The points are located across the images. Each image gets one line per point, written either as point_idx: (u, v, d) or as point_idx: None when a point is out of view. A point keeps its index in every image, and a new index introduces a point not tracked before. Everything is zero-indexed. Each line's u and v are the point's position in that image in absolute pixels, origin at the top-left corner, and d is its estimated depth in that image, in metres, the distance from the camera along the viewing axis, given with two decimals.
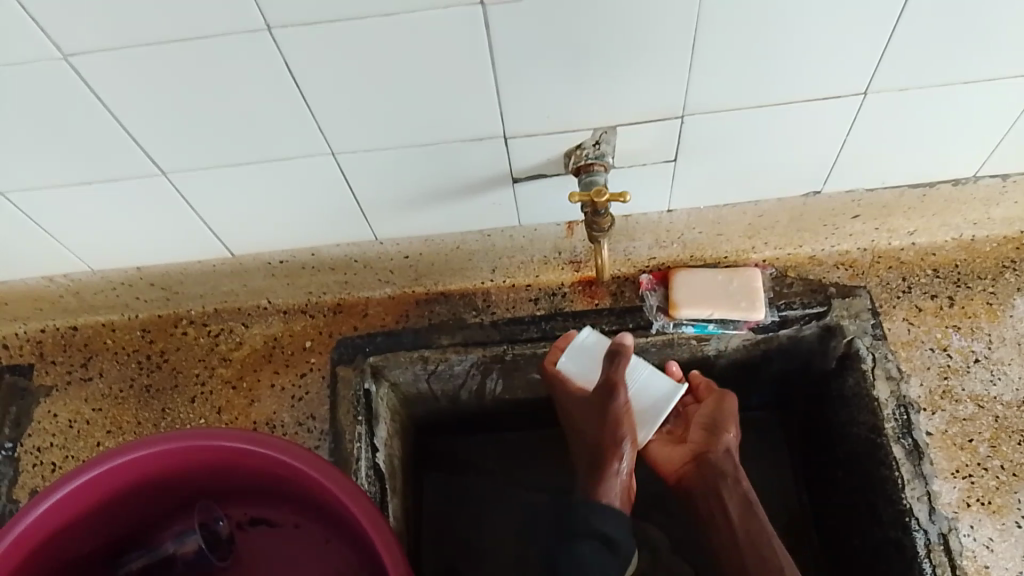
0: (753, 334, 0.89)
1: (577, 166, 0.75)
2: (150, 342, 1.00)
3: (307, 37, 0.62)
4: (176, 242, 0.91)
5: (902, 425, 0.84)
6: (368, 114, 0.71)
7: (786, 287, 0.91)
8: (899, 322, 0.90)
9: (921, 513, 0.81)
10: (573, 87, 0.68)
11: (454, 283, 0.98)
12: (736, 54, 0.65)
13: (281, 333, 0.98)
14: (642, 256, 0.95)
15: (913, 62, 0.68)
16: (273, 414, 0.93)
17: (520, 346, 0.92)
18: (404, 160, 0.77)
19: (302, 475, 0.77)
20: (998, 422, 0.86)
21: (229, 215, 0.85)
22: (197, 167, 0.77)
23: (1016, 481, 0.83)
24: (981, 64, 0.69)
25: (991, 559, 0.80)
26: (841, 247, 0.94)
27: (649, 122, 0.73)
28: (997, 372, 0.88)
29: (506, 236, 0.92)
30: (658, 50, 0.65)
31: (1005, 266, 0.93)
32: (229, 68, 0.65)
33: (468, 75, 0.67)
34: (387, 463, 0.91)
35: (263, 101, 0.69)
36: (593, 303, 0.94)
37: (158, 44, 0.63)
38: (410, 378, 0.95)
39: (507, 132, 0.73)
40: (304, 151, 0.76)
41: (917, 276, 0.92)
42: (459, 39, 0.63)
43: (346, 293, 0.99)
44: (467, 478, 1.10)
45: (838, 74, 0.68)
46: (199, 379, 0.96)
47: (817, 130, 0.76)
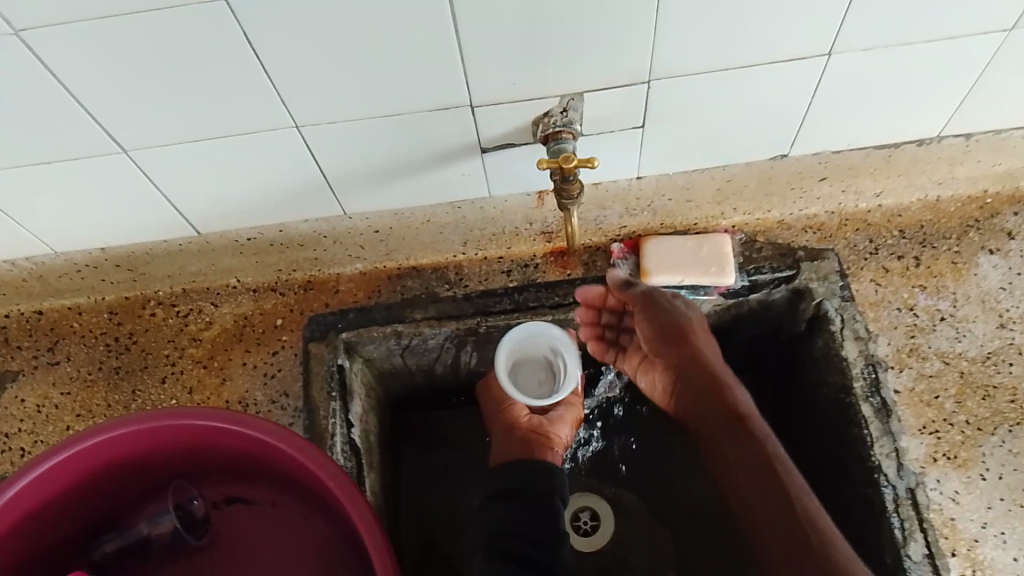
0: (724, 299, 0.90)
1: (546, 134, 0.75)
2: (118, 324, 0.98)
3: (265, 7, 0.61)
4: (139, 221, 0.89)
5: (870, 383, 0.86)
6: (330, 85, 0.69)
7: (755, 252, 0.92)
8: (867, 284, 0.91)
9: (889, 469, 0.82)
10: (538, 54, 0.68)
11: (425, 258, 0.97)
12: (702, 17, 0.65)
13: (252, 312, 0.97)
14: (613, 225, 0.94)
15: (878, 23, 0.68)
16: (246, 393, 0.93)
17: (493, 319, 0.92)
18: (369, 131, 0.76)
19: (277, 452, 0.77)
20: (964, 378, 0.88)
21: (193, 192, 0.84)
22: (157, 144, 0.76)
23: (980, 435, 0.85)
24: (944, 23, 0.69)
25: (957, 511, 0.82)
26: (809, 211, 0.94)
27: (616, 88, 0.73)
28: (962, 329, 0.89)
29: (476, 209, 0.93)
30: (623, 14, 0.64)
31: (969, 226, 0.94)
32: (185, 41, 0.64)
33: (431, 44, 0.66)
34: (361, 439, 0.90)
35: (221, 74, 0.68)
36: (565, 273, 0.94)
37: (110, 18, 0.61)
38: (384, 354, 0.95)
39: (473, 101, 0.73)
40: (266, 125, 0.74)
41: (884, 238, 0.93)
42: (421, 7, 0.62)
43: (317, 270, 0.98)
44: (440, 454, 1.10)
45: (803, 36, 0.69)
46: (169, 360, 0.95)
47: (784, 93, 0.76)
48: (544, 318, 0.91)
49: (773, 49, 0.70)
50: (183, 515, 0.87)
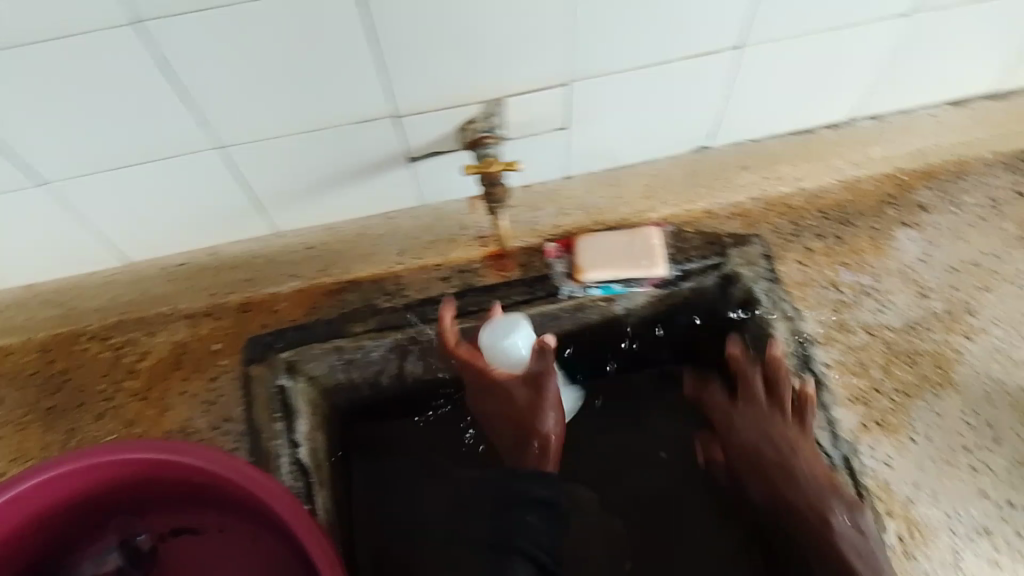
0: (657, 290, 0.94)
1: (471, 141, 0.75)
2: (49, 362, 0.95)
3: (175, 29, 0.60)
4: (63, 254, 0.86)
5: (801, 359, 0.90)
6: (251, 104, 0.69)
7: (684, 242, 0.95)
8: (793, 265, 0.94)
9: (824, 439, 0.87)
10: (457, 61, 0.69)
11: (363, 270, 0.95)
12: (614, 17, 0.67)
13: (188, 339, 0.94)
14: (546, 227, 0.95)
15: (783, 16, 0.71)
16: (188, 421, 0.91)
17: (435, 325, 0.93)
18: (295, 147, 0.76)
19: (225, 480, 0.75)
20: (890, 348, 0.91)
21: (117, 220, 0.82)
22: (74, 173, 0.74)
23: (908, 401, 0.88)
24: (845, 13, 0.72)
25: (890, 475, 0.85)
26: (734, 199, 0.96)
27: (537, 92, 0.74)
28: (885, 302, 0.93)
29: (410, 217, 0.96)
30: (537, 19, 0.66)
31: (887, 203, 0.97)
32: (95, 67, 0.62)
33: (349, 57, 0.66)
34: (311, 457, 0.91)
35: (134, 98, 0.66)
36: (503, 276, 0.95)
37: (14, 48, 0.59)
38: (327, 370, 0.97)
39: (400, 109, 0.73)
40: (187, 148, 0.73)
41: (805, 221, 0.96)
42: (336, 21, 0.62)
43: (253, 291, 0.96)
44: (392, 461, 1.10)
45: (713, 32, 0.71)
46: (105, 395, 0.93)
47: (700, 87, 0.78)
48: (486, 321, 0.94)
49: (692, 43, 0.72)
50: (130, 552, 0.86)
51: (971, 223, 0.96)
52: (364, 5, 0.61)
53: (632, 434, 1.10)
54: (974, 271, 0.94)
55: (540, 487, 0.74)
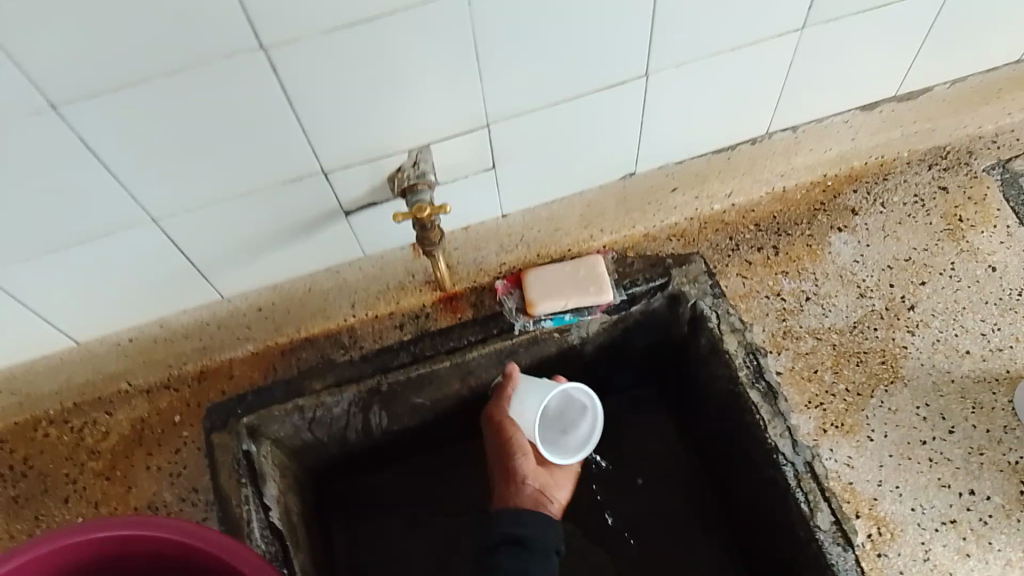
0: (608, 316, 0.94)
1: (402, 188, 0.78)
2: (10, 452, 0.94)
3: (95, 107, 0.63)
4: (15, 341, 0.87)
5: (753, 370, 0.90)
6: (178, 173, 0.71)
7: (628, 266, 0.97)
8: (734, 279, 0.96)
9: (785, 448, 0.86)
10: (375, 112, 0.72)
11: (316, 326, 0.97)
12: (518, 54, 0.71)
13: (148, 413, 0.95)
14: (492, 263, 0.97)
15: (679, 40, 0.76)
16: (155, 495, 0.90)
17: (394, 374, 0.93)
18: (231, 213, 0.78)
19: (198, 553, 0.75)
20: (837, 349, 0.92)
21: (63, 302, 0.83)
22: (15, 260, 0.75)
23: (860, 400, 0.89)
24: (737, 31, 0.77)
25: (853, 475, 0.85)
26: (670, 220, 0.99)
27: (458, 136, 0.78)
28: (827, 305, 0.95)
29: (356, 268, 0.96)
30: (444, 63, 0.69)
31: (817, 209, 1.00)
32: (22, 153, 0.64)
33: (269, 118, 0.69)
34: (283, 522, 0.89)
35: (65, 180, 0.68)
36: (456, 317, 0.96)
37: None
38: (292, 431, 0.95)
39: (324, 166, 0.76)
40: (124, 224, 0.75)
41: (741, 234, 0.99)
42: (252, 85, 0.65)
43: (207, 358, 0.96)
44: (373, 517, 1.10)
45: (616, 60, 0.76)
46: (70, 478, 0.92)
47: (616, 114, 0.82)
48: (444, 364, 0.94)
49: (600, 74, 0.77)
50: None
51: (899, 220, 0.99)
52: (275, 67, 0.64)
53: (598, 467, 1.10)
54: (908, 266, 0.97)
55: (516, 527, 0.81)
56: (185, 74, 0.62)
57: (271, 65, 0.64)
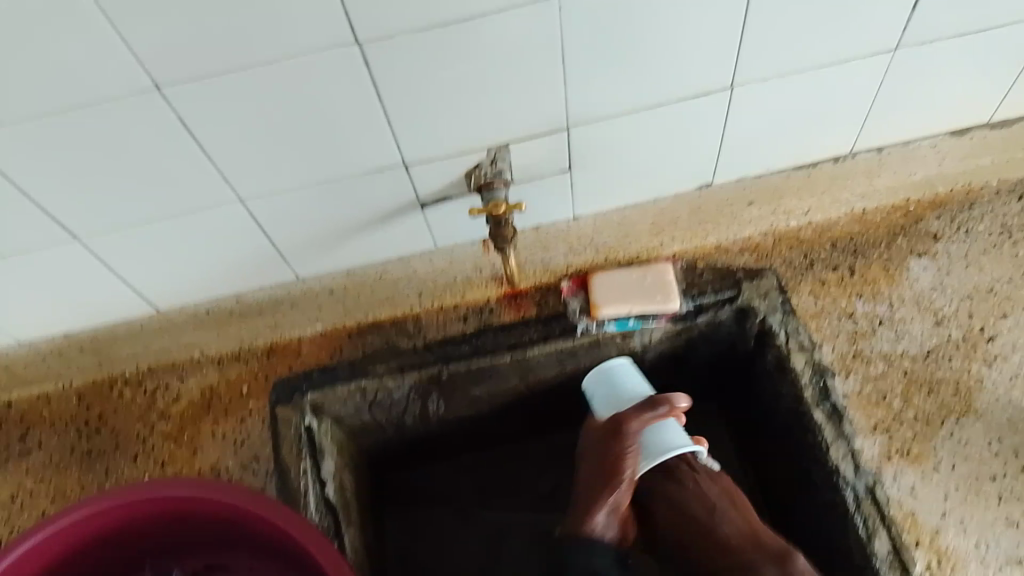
0: (674, 324, 0.94)
1: (479, 185, 0.80)
2: (87, 408, 0.99)
3: (196, 91, 0.66)
4: (102, 306, 0.92)
5: (820, 390, 0.88)
6: (268, 158, 0.74)
7: (697, 277, 0.96)
8: (806, 296, 0.95)
9: (847, 471, 0.84)
10: (458, 110, 0.73)
11: (383, 312, 0.98)
12: (604, 62, 0.71)
13: (218, 382, 0.98)
14: (559, 264, 0.98)
15: (767, 53, 0.75)
16: (217, 462, 0.94)
17: (454, 364, 0.94)
18: (314, 199, 0.80)
19: (253, 518, 0.78)
20: (908, 377, 0.90)
21: (148, 272, 0.87)
22: (108, 229, 0.79)
23: (929, 430, 0.87)
24: (828, 48, 0.76)
25: (916, 504, 0.83)
26: (744, 233, 0.98)
27: (538, 136, 0.78)
28: (901, 331, 0.92)
29: (426, 261, 1.00)
30: (531, 63, 0.70)
31: (897, 232, 0.98)
32: (124, 128, 0.68)
33: (357, 109, 0.70)
34: (338, 495, 0.91)
35: (162, 157, 0.71)
36: (520, 315, 0.96)
37: (56, 113, 0.65)
38: (352, 411, 0.97)
39: (406, 159, 0.77)
40: (213, 202, 0.78)
41: (817, 252, 0.97)
42: (345, 77, 0.67)
43: (277, 335, 0.99)
44: (424, 506, 1.12)
45: (702, 70, 0.75)
46: (140, 438, 0.96)
47: (698, 123, 0.82)
48: (504, 360, 0.94)
49: (685, 84, 0.76)
50: None
51: (983, 249, 0.96)
52: (366, 60, 0.66)
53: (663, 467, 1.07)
54: (990, 297, 0.94)
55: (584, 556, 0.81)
56: (280, 64, 0.65)
57: (362, 58, 0.66)
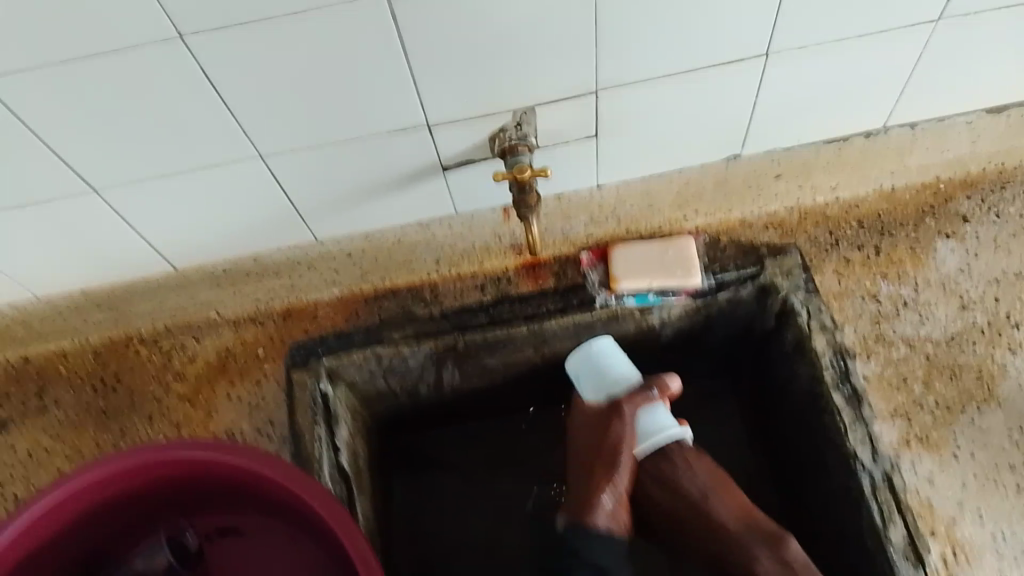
0: (692, 300, 0.93)
1: (502, 149, 0.78)
2: (103, 365, 0.99)
3: (220, 41, 0.64)
4: (120, 261, 0.91)
5: (840, 372, 0.87)
6: (289, 115, 0.73)
7: (719, 252, 0.95)
8: (829, 275, 0.93)
9: (864, 455, 0.83)
10: (485, 71, 0.72)
11: (400, 278, 0.97)
12: (636, 25, 0.70)
13: (233, 344, 0.98)
14: (579, 235, 0.96)
15: (804, 22, 0.73)
16: (232, 424, 0.94)
17: (470, 334, 0.94)
18: (335, 158, 0.79)
19: (266, 480, 0.77)
20: (930, 361, 0.88)
21: (166, 228, 0.86)
22: (127, 182, 0.78)
23: (950, 416, 0.85)
24: (867, 17, 0.74)
25: (932, 491, 0.82)
26: (769, 209, 0.96)
27: (564, 100, 0.77)
28: (925, 313, 0.91)
29: (444, 226, 0.97)
30: (562, 23, 0.68)
31: (924, 212, 0.96)
32: (147, 78, 0.67)
33: (383, 66, 0.69)
34: (351, 464, 0.91)
35: (183, 110, 0.71)
36: (537, 285, 0.95)
37: (78, 60, 0.64)
38: (366, 377, 0.96)
39: (429, 120, 0.76)
40: (233, 157, 0.77)
41: (842, 230, 0.95)
42: (372, 33, 0.66)
43: (295, 297, 0.98)
44: (433, 475, 1.11)
45: (736, 37, 0.73)
46: (155, 396, 0.96)
47: (728, 92, 0.80)
48: (520, 330, 0.94)
49: (716, 51, 0.75)
50: (177, 549, 0.88)
51: (1013, 233, 0.94)
52: (394, 16, 0.65)
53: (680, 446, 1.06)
54: (1017, 282, 0.92)
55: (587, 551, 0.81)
56: (307, 16, 0.63)
57: (391, 13, 0.64)
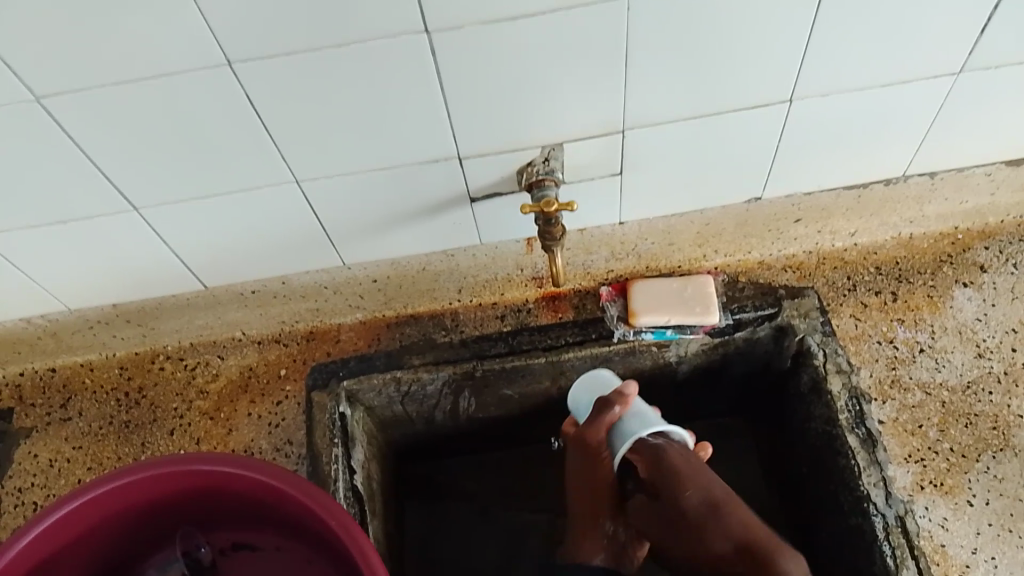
0: (710, 338, 0.93)
1: (530, 182, 0.81)
2: (128, 379, 1.02)
3: (266, 69, 0.67)
4: (153, 277, 0.94)
5: (855, 415, 0.87)
6: (325, 141, 0.76)
7: (738, 291, 0.96)
8: (847, 319, 0.94)
9: (878, 498, 0.83)
10: (517, 106, 0.74)
11: (423, 305, 1.01)
12: (664, 68, 0.72)
13: (257, 363, 1.00)
14: (600, 268, 0.98)
15: (829, 69, 0.76)
16: (251, 442, 0.95)
17: (489, 361, 0.94)
18: (368, 186, 0.82)
19: (283, 496, 0.78)
20: (946, 407, 0.89)
21: (199, 247, 0.89)
22: (165, 201, 0.81)
23: (965, 462, 0.86)
24: (889, 67, 0.77)
25: (946, 537, 0.82)
26: (788, 251, 0.98)
27: (593, 138, 0.79)
28: (941, 359, 0.91)
29: (469, 255, 0.96)
30: (595, 62, 0.71)
31: (943, 261, 0.97)
32: (192, 101, 0.70)
33: (420, 98, 0.72)
34: (364, 486, 0.92)
35: (224, 134, 0.74)
36: (557, 316, 0.98)
37: (129, 82, 0.67)
38: (384, 402, 0.98)
39: (460, 152, 0.79)
40: (270, 181, 0.80)
41: (861, 275, 0.97)
42: (411, 66, 0.69)
43: (318, 321, 1.01)
44: (444, 504, 1.12)
45: (762, 83, 0.76)
46: (178, 412, 0.98)
47: (751, 137, 0.83)
48: (538, 360, 0.94)
49: (740, 95, 0.77)
50: (192, 562, 0.89)
51: None
52: (434, 50, 0.68)
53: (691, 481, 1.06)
54: None
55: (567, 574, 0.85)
56: (351, 48, 0.66)
57: (431, 48, 0.67)
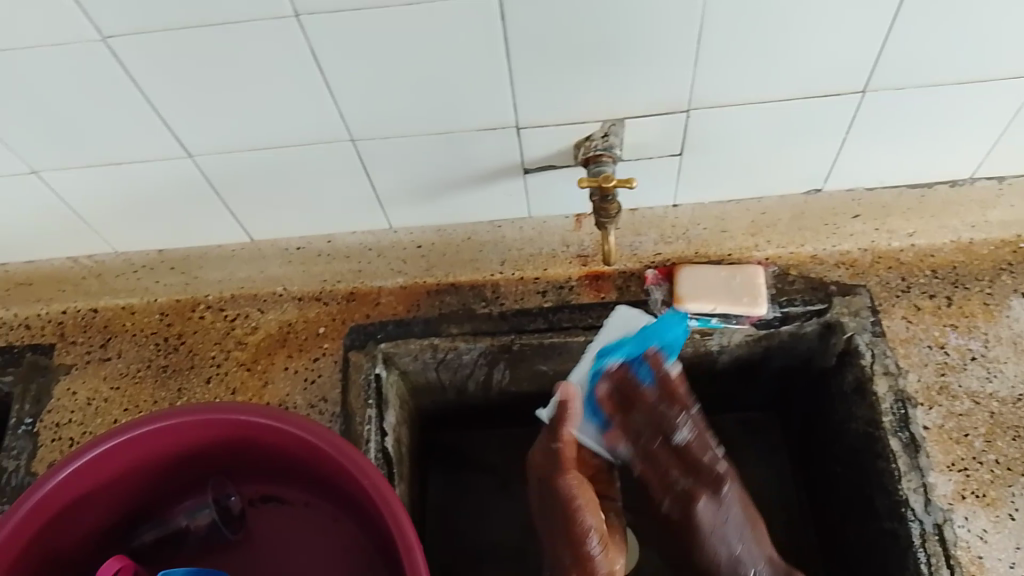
0: (756, 329, 0.91)
1: (586, 157, 0.79)
2: (169, 325, 1.02)
3: (332, 24, 0.66)
4: (200, 226, 0.94)
5: (899, 419, 0.86)
6: (384, 102, 0.75)
7: (787, 284, 0.93)
8: (898, 320, 0.91)
9: (916, 504, 0.82)
10: (580, 78, 0.73)
11: (464, 275, 0.98)
12: (737, 50, 0.70)
13: (296, 319, 0.99)
14: (647, 251, 0.96)
15: (906, 63, 0.73)
16: (286, 396, 0.94)
17: (527, 336, 0.93)
18: (420, 150, 0.81)
19: (318, 453, 0.78)
20: (993, 418, 0.86)
21: (251, 200, 0.89)
22: (218, 150, 0.81)
23: (1010, 475, 0.83)
24: (971, 66, 0.74)
25: (984, 549, 0.80)
26: (842, 247, 0.95)
27: (656, 116, 0.77)
28: (993, 369, 0.89)
29: (516, 225, 0.94)
30: (666, 39, 0.69)
31: (1002, 268, 0.94)
32: (256, 52, 0.69)
33: (484, 62, 0.71)
34: (395, 449, 0.92)
35: (284, 88, 0.73)
36: (599, 297, 0.95)
37: (193, 28, 0.67)
38: (419, 367, 0.97)
39: (518, 122, 0.77)
40: (325, 137, 0.79)
41: (915, 277, 0.94)
42: (477, 28, 0.67)
43: (360, 282, 1.00)
44: (470, 474, 1.12)
45: (836, 71, 0.73)
46: (215, 361, 0.98)
47: (820, 125, 0.80)
48: (578, 339, 0.92)
49: (810, 83, 0.75)
50: (222, 511, 0.89)
51: None
52: (502, 15, 0.66)
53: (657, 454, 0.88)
54: None
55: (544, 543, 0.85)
56: (418, 7, 0.65)
57: (500, 13, 0.66)
